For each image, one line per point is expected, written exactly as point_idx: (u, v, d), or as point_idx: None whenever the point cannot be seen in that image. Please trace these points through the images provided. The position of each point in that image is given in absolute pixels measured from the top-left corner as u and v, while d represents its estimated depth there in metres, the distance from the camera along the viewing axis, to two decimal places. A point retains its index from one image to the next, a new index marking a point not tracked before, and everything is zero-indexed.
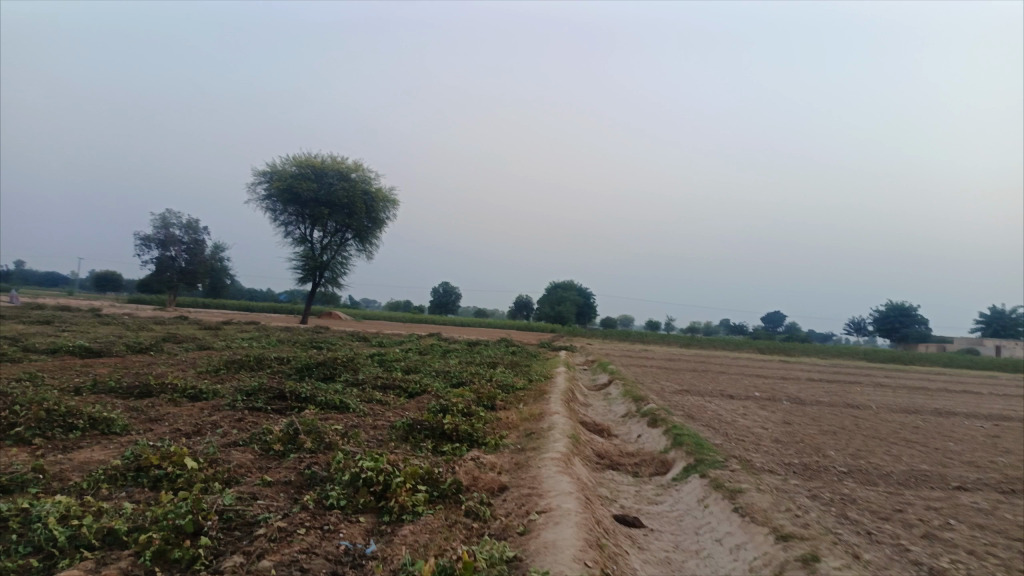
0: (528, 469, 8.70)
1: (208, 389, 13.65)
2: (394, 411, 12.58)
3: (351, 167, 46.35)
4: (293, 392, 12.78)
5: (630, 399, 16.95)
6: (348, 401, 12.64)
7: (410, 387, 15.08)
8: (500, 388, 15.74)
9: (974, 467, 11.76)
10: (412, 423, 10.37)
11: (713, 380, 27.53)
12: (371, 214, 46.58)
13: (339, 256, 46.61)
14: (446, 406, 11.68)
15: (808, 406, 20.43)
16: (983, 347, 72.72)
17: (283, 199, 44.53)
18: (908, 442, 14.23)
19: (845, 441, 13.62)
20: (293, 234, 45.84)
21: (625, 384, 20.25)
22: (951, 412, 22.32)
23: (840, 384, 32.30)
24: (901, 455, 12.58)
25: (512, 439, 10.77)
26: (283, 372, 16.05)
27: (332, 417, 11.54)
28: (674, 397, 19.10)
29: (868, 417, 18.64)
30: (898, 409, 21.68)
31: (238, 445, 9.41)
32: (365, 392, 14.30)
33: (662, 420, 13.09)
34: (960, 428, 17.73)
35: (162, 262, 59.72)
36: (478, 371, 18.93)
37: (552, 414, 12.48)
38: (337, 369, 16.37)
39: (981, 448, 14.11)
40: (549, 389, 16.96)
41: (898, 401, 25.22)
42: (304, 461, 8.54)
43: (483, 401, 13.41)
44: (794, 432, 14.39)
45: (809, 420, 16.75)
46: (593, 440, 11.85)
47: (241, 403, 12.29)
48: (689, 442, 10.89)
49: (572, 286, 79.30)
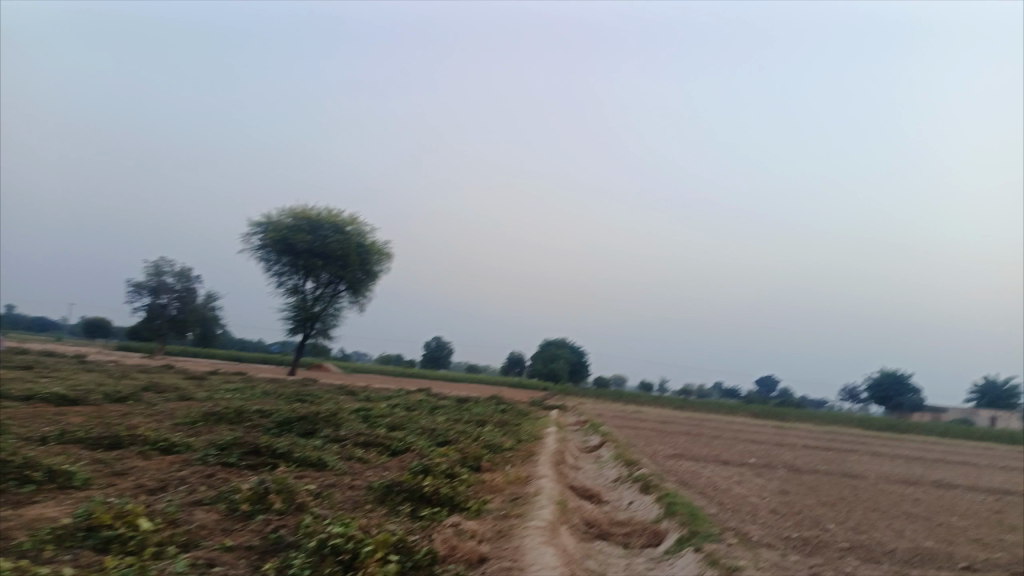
0: (510, 539, 8.14)
1: (181, 441, 13.07)
2: (374, 471, 12.00)
3: (347, 220, 46.26)
4: (269, 448, 12.21)
5: (621, 463, 16.36)
6: (326, 458, 12.08)
7: (393, 445, 14.49)
8: (487, 448, 15.17)
9: (982, 545, 11.21)
10: (391, 484, 9.83)
11: (707, 445, 26.88)
12: (365, 267, 46.27)
13: (331, 307, 46.13)
14: (427, 466, 11.13)
15: (805, 475, 19.81)
16: (978, 418, 71.93)
17: (277, 249, 44.36)
18: (910, 517, 13.66)
19: (845, 514, 13.04)
20: (285, 285, 45.47)
21: (617, 448, 19.60)
22: (951, 485, 21.68)
23: (836, 452, 31.63)
24: (905, 530, 11.99)
25: (496, 504, 10.19)
26: (262, 426, 15.46)
27: (307, 476, 10.98)
28: (667, 462, 18.46)
29: (867, 488, 18.05)
30: (897, 480, 21.06)
31: (203, 504, 8.83)
32: (345, 449, 13.72)
33: (654, 487, 12.54)
34: (962, 502, 17.14)
35: (152, 309, 59.25)
36: (465, 430, 18.31)
37: (539, 478, 11.91)
38: (318, 424, 15.79)
39: (986, 525, 13.52)
40: (537, 450, 16.38)
41: (897, 472, 24.60)
42: (271, 523, 7.96)
43: (468, 462, 12.85)
44: (791, 503, 13.80)
45: (807, 490, 16.15)
46: (581, 507, 11.27)
47: (213, 458, 11.71)
48: (683, 512, 10.32)
49: (566, 343, 78.70)
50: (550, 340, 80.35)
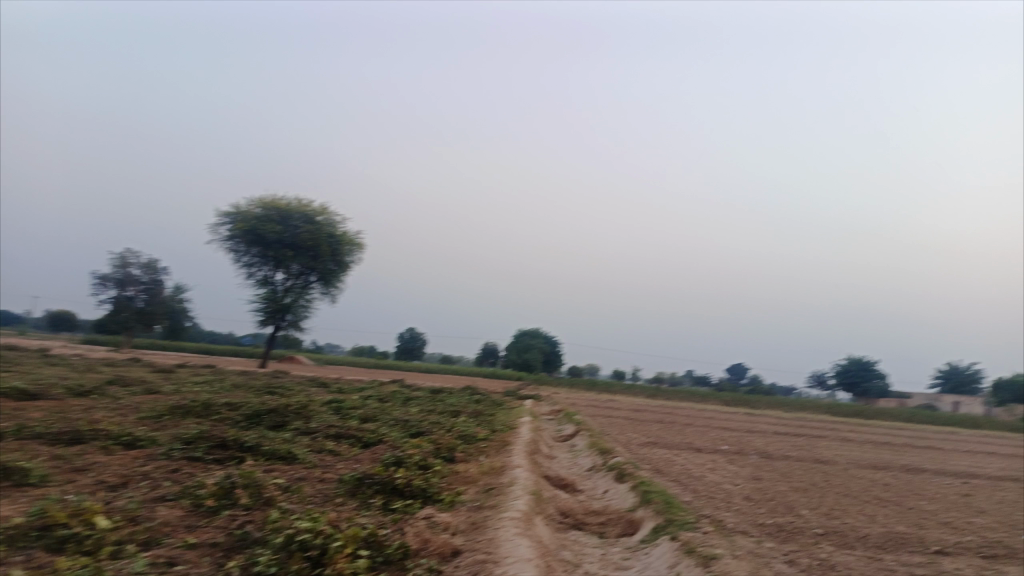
0: (484, 531, 7.96)
1: (144, 436, 12.68)
2: (345, 464, 11.76)
3: (317, 210, 45.62)
4: (236, 441, 11.91)
5: (595, 452, 16.30)
6: (296, 451, 11.80)
7: (365, 437, 14.26)
8: (461, 439, 15.00)
9: (952, 529, 11.30)
10: (362, 477, 9.63)
11: (680, 433, 27.03)
12: (336, 257, 45.67)
13: (302, 299, 45.50)
14: (400, 458, 10.92)
15: (777, 461, 19.94)
16: (942, 403, 73.55)
17: (246, 240, 43.61)
18: (881, 501, 13.76)
19: (817, 500, 13.09)
20: (255, 276, 44.75)
21: (591, 436, 19.55)
22: (920, 469, 22.01)
23: (807, 438, 32.02)
24: (876, 515, 12.06)
25: (470, 495, 10.03)
26: (230, 419, 15.10)
27: (277, 470, 10.71)
28: (641, 451, 18.44)
29: (837, 473, 18.23)
30: (867, 466, 21.31)
31: (166, 500, 8.52)
32: (316, 441, 13.45)
33: (629, 475, 12.47)
34: (931, 486, 17.38)
35: (118, 302, 57.93)
36: (439, 420, 18.09)
37: (514, 468, 11.76)
38: (288, 417, 15.46)
39: (955, 508, 13.67)
40: (512, 440, 16.26)
41: (866, 457, 24.93)
42: (236, 519, 7.69)
43: (442, 453, 12.67)
44: (764, 489, 13.83)
45: (779, 476, 16.22)
46: (556, 497, 11.16)
47: (178, 452, 11.39)
48: (659, 501, 10.24)
49: (540, 333, 78.78)
50: (524, 330, 80.35)
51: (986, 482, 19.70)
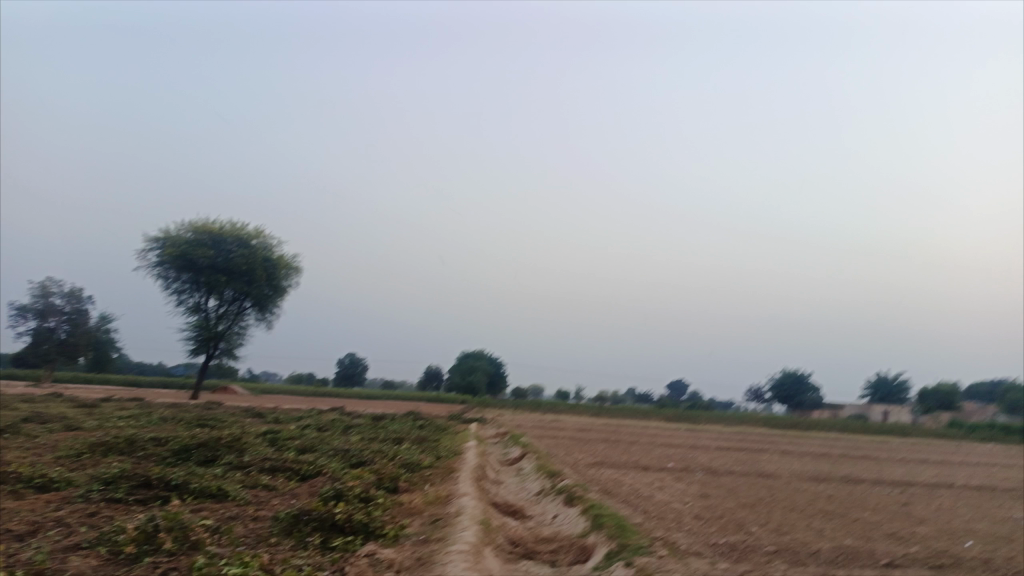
0: (431, 567, 7.51)
1: (60, 477, 11.75)
2: (281, 500, 11.12)
3: (251, 234, 44.33)
4: (162, 479, 11.15)
5: (543, 475, 15.97)
6: (228, 488, 11.12)
7: (303, 470, 13.60)
8: (405, 467, 14.47)
9: (897, 539, 11.39)
10: (299, 513, 9.05)
11: (626, 452, 26.96)
12: (271, 282, 44.36)
13: (236, 326, 43.97)
14: (340, 491, 10.35)
15: (722, 477, 20.00)
16: (872, 413, 76.00)
17: (176, 265, 41.97)
18: (826, 514, 13.85)
19: (766, 515, 13.07)
20: (185, 303, 43.07)
21: (538, 459, 19.24)
22: (859, 479, 22.42)
23: (749, 452, 32.43)
24: (824, 529, 12.08)
25: (414, 528, 9.54)
26: (156, 456, 14.20)
27: (206, 509, 10.01)
28: (589, 472, 18.21)
29: (781, 487, 18.38)
30: (809, 478, 21.58)
31: (80, 549, 7.79)
32: (249, 476, 12.73)
33: (579, 498, 12.20)
34: (871, 496, 17.67)
35: (38, 333, 54.94)
36: (381, 448, 17.45)
37: (460, 497, 11.31)
38: (220, 451, 14.66)
39: (897, 518, 13.85)
40: (457, 466, 15.80)
41: (807, 469, 25.30)
42: (160, 567, 7.05)
43: (384, 484, 12.14)
44: (713, 506, 13.76)
45: (726, 493, 16.22)
46: (505, 525, 10.77)
47: (96, 494, 10.56)
48: (610, 524, 9.98)
49: (483, 355, 78.22)
50: (467, 352, 79.62)
51: (923, 490, 20.17)
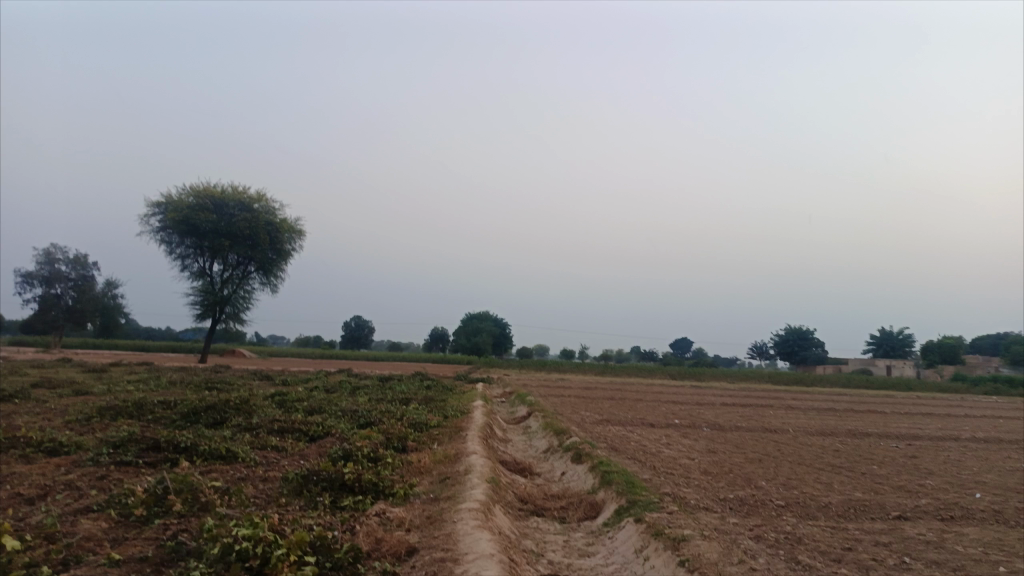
0: (442, 525, 7.49)
1: (69, 441, 11.78)
2: (291, 460, 11.15)
3: (254, 197, 44.08)
4: (171, 442, 11.15)
5: (550, 433, 16.00)
6: (237, 450, 11.13)
7: (312, 430, 13.63)
8: (412, 427, 14.49)
9: (906, 492, 11.37)
10: (308, 473, 9.06)
11: (631, 409, 27.04)
12: (275, 245, 44.22)
13: (241, 290, 43.94)
14: (349, 451, 10.33)
15: (728, 433, 20.04)
16: (876, 367, 76.26)
17: (179, 230, 41.82)
18: (834, 468, 13.86)
19: (774, 470, 13.06)
20: (190, 268, 43.01)
21: (545, 417, 19.27)
22: (865, 433, 22.46)
23: (754, 408, 32.55)
24: (833, 483, 12.07)
25: (424, 487, 9.54)
26: (165, 419, 14.23)
27: (215, 471, 10.04)
28: (596, 429, 18.25)
29: (788, 442, 18.39)
30: (815, 432, 21.62)
31: (89, 512, 7.79)
32: (257, 438, 12.75)
33: (587, 455, 12.20)
34: (878, 449, 17.69)
35: (45, 300, 55.09)
36: (388, 409, 17.46)
37: (468, 456, 11.31)
38: (228, 413, 14.67)
39: (905, 471, 13.85)
40: (465, 425, 15.81)
41: (813, 424, 25.38)
42: (169, 529, 7.03)
43: (393, 443, 12.15)
44: (721, 462, 13.76)
45: (733, 448, 16.24)
46: (513, 483, 10.78)
47: (105, 457, 10.58)
48: (620, 481, 9.96)
49: (488, 316, 78.40)
50: (471, 313, 79.81)
51: (929, 443, 20.20)
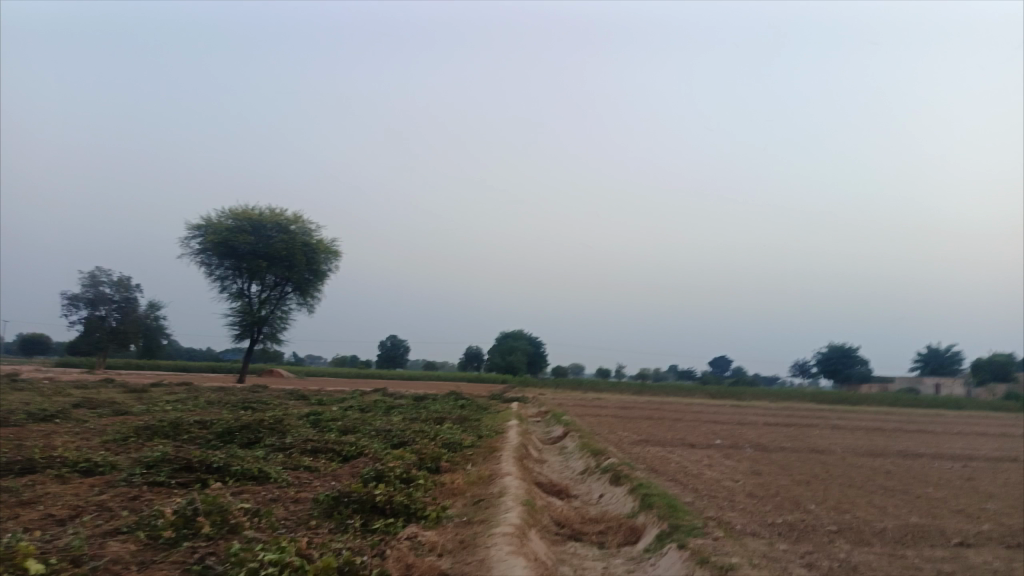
0: (475, 550, 7.18)
1: (104, 461, 11.79)
2: (323, 481, 10.97)
3: (291, 219, 44.61)
4: (204, 463, 11.06)
5: (587, 454, 15.59)
6: (269, 470, 11.00)
7: (345, 451, 13.47)
8: (446, 447, 14.22)
9: (966, 517, 10.72)
10: (339, 495, 8.83)
11: (670, 429, 26.41)
12: (311, 266, 44.64)
13: (278, 311, 44.34)
14: (381, 472, 10.10)
15: (772, 453, 19.37)
16: (923, 386, 73.87)
17: (218, 252, 42.45)
18: (887, 491, 13.21)
19: (822, 493, 12.48)
20: (229, 289, 43.60)
21: (581, 437, 18.86)
22: (917, 454, 21.53)
23: (798, 427, 31.57)
24: (886, 506, 11.46)
25: (457, 510, 9.25)
26: (199, 439, 14.21)
27: (246, 492, 9.89)
28: (634, 450, 17.75)
29: (836, 463, 17.68)
30: (864, 453, 20.78)
31: (118, 534, 7.66)
32: (290, 458, 12.61)
33: (626, 477, 11.79)
34: (933, 471, 16.88)
35: (90, 322, 56.37)
36: (422, 429, 17.25)
37: (503, 477, 10.99)
38: (262, 433, 14.59)
39: (963, 494, 13.12)
40: (499, 446, 15.50)
41: (861, 444, 24.45)
42: (195, 553, 6.86)
43: (426, 464, 11.90)
44: (766, 484, 13.21)
45: (778, 469, 15.64)
46: (550, 505, 10.42)
47: (138, 478, 10.53)
48: (660, 504, 9.55)
49: (523, 335, 78.05)
50: (506, 332, 79.55)
51: (986, 464, 19.25)
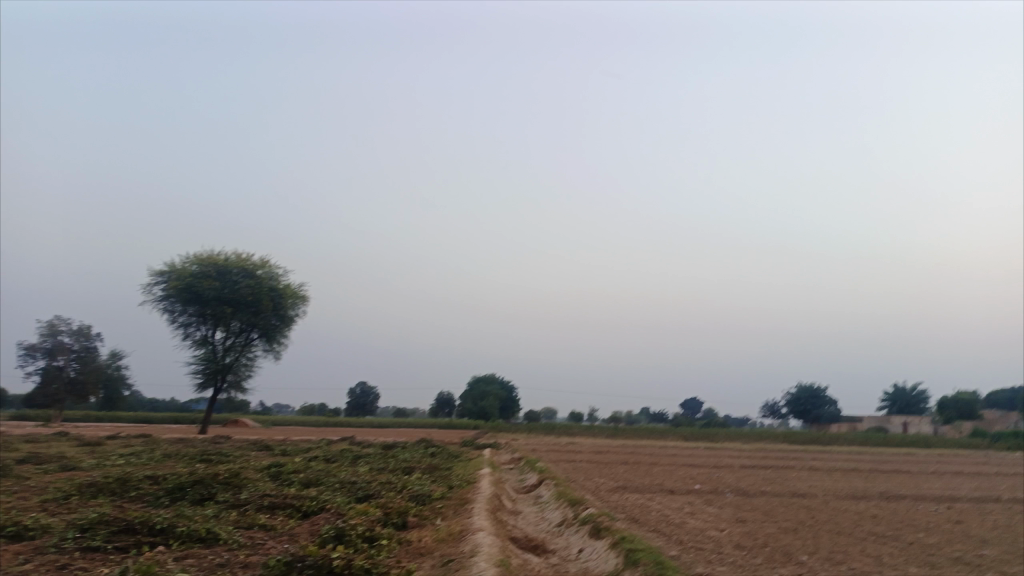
0: None
1: (35, 524, 10.71)
2: (277, 543, 10.05)
3: (257, 264, 43.60)
4: (146, 524, 10.07)
5: (564, 504, 14.78)
6: (219, 531, 10.05)
7: (305, 506, 12.53)
8: (414, 500, 13.35)
9: (967, 565, 10.14)
10: (293, 559, 7.98)
11: (647, 474, 25.63)
12: (278, 312, 43.47)
13: (243, 357, 42.98)
14: (341, 530, 9.22)
15: (754, 499, 18.71)
16: (892, 424, 73.90)
17: (181, 298, 41.13)
18: (879, 537, 12.61)
19: (812, 542, 11.83)
20: (192, 336, 42.19)
21: (557, 485, 18.06)
22: (900, 496, 21.01)
23: (776, 470, 30.96)
24: (881, 556, 10.82)
25: (424, 573, 8.41)
26: (147, 496, 13.14)
27: (192, 556, 8.95)
28: (612, 497, 16.98)
29: (821, 508, 17.08)
30: (847, 496, 20.21)
31: None
32: (245, 516, 11.64)
33: (606, 529, 11.04)
34: (920, 514, 16.34)
35: (47, 372, 54.19)
36: (389, 480, 16.33)
37: (475, 533, 10.19)
38: (216, 488, 13.56)
39: (956, 540, 12.58)
40: (471, 497, 14.67)
41: (841, 486, 23.94)
42: None
43: (391, 520, 11.04)
44: (752, 533, 12.55)
45: (763, 516, 14.99)
46: (526, 564, 9.62)
47: (71, 543, 9.51)
48: (646, 560, 8.82)
49: (495, 379, 76.96)
50: (478, 376, 78.41)
51: (970, 505, 18.80)
